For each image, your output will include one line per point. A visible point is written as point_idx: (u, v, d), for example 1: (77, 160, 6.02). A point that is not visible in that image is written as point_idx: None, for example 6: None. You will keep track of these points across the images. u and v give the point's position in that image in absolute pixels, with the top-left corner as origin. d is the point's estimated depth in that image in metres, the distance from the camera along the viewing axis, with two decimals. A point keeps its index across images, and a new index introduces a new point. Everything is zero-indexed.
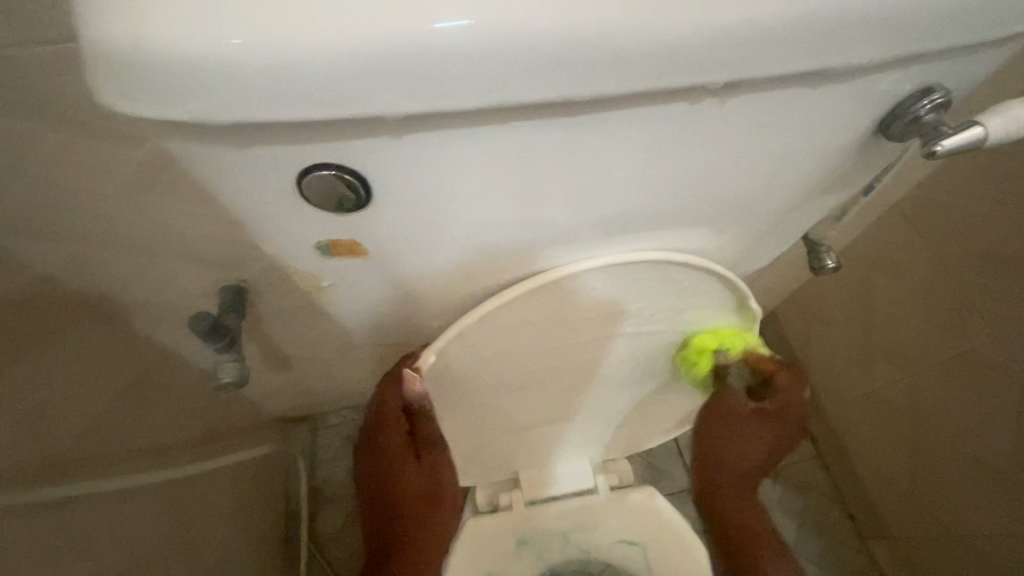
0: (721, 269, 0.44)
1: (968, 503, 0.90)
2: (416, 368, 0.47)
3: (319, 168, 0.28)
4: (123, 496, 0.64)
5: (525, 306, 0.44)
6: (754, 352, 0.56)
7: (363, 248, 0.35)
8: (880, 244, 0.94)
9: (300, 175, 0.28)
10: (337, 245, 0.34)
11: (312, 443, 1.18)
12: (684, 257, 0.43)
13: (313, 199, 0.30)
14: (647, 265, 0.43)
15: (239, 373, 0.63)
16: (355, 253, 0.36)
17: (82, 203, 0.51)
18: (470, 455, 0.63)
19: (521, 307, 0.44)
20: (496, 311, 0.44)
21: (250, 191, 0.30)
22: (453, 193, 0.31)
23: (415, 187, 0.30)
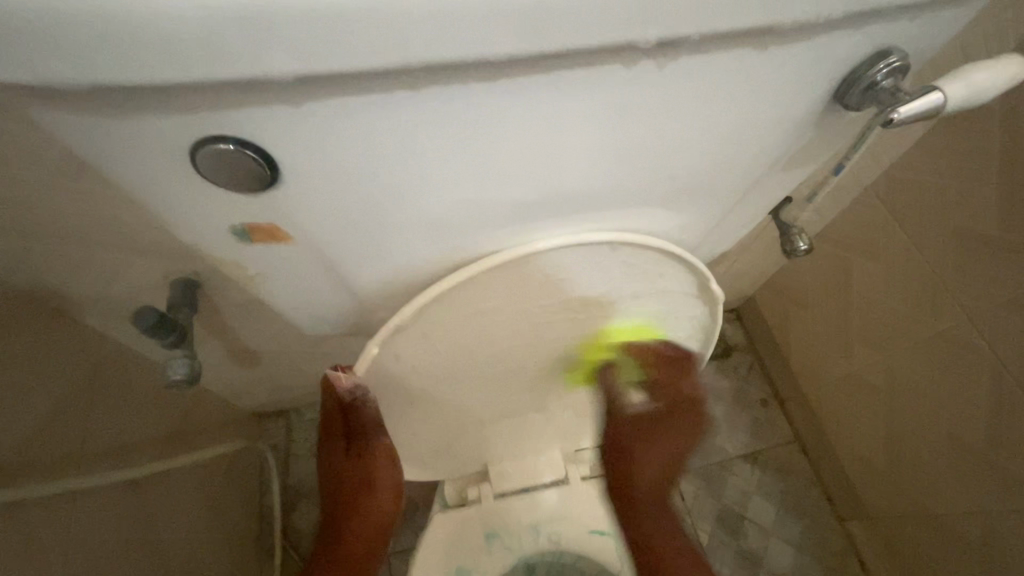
0: (680, 252, 0.43)
1: (939, 484, 0.91)
2: (356, 361, 0.45)
3: (217, 142, 0.26)
4: (73, 500, 0.61)
5: (476, 293, 0.42)
6: (718, 334, 0.54)
7: (286, 233, 0.34)
8: (856, 228, 0.93)
9: (195, 149, 0.26)
10: (257, 229, 0.33)
11: (286, 439, 1.15)
12: (639, 240, 0.40)
13: (217, 178, 0.28)
14: (602, 248, 0.41)
15: (189, 369, 0.61)
16: (278, 238, 0.34)
17: None
18: (435, 451, 0.61)
19: (470, 294, 0.42)
20: (445, 299, 0.41)
21: (150, 166, 0.28)
22: (368, 170, 0.29)
23: (327, 161, 0.28)
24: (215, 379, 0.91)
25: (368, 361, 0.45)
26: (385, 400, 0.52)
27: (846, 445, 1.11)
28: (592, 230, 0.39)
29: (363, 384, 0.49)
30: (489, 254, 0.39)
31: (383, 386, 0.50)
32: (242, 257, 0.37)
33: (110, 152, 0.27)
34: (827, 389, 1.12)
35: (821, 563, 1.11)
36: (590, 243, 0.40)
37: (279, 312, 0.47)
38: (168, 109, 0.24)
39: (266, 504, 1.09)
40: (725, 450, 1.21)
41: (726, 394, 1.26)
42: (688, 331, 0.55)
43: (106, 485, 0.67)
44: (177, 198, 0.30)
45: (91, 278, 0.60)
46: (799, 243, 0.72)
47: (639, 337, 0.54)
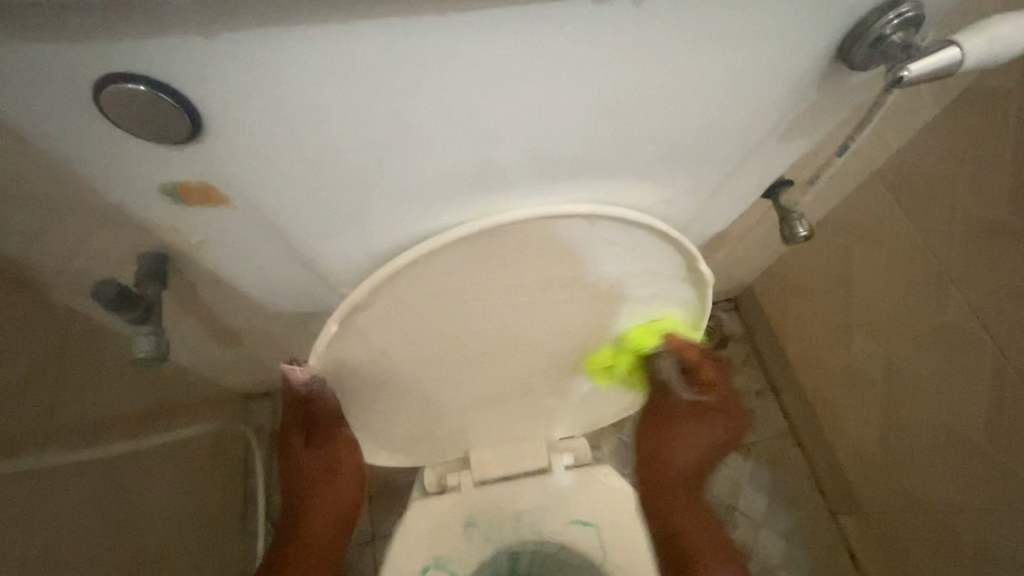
0: (667, 229, 0.40)
1: (932, 477, 0.89)
2: (316, 338, 0.42)
3: (125, 81, 0.24)
4: (43, 476, 0.60)
5: (446, 267, 0.39)
6: (706, 319, 0.52)
7: (222, 193, 0.32)
8: (860, 216, 0.90)
9: (99, 88, 0.24)
10: (191, 187, 0.32)
11: (272, 421, 1.14)
12: (622, 213, 0.38)
13: (132, 120, 0.26)
14: (581, 222, 0.38)
15: (156, 346, 0.58)
16: (215, 197, 0.33)
17: None
18: (410, 436, 0.59)
19: (439, 268, 0.39)
20: (413, 269, 0.39)
21: (65, 103, 0.26)
22: (309, 109, 0.27)
23: (265, 96, 0.26)
24: (197, 357, 0.89)
25: (329, 340, 0.42)
26: (352, 383, 0.49)
27: (839, 438, 1.09)
28: (568, 201, 0.37)
29: (328, 365, 0.46)
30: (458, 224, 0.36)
31: (351, 368, 0.47)
32: (185, 215, 0.35)
33: (36, 84, 0.25)
34: (823, 380, 1.10)
35: (809, 556, 1.10)
36: (568, 216, 0.37)
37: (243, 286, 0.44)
38: (100, 33, 0.22)
39: (251, 485, 1.08)
40: None
41: None
42: (676, 316, 0.52)
43: (79, 463, 0.65)
44: (107, 140, 0.29)
45: (54, 249, 0.57)
46: (799, 229, 0.69)
47: (624, 323, 0.51)
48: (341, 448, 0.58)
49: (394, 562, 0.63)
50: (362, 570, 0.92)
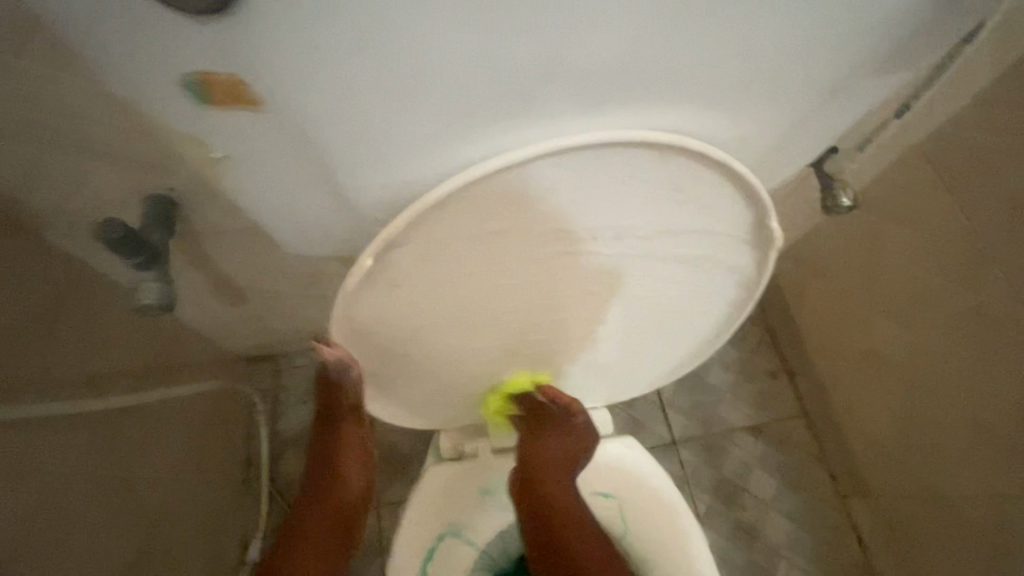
0: (746, 172, 0.36)
1: (952, 462, 0.87)
2: (346, 274, 0.38)
3: None
4: (42, 426, 0.58)
5: (494, 199, 0.36)
6: (760, 291, 0.48)
7: (251, 94, 0.29)
8: (892, 191, 0.86)
9: None
10: (216, 84, 0.28)
11: (274, 384, 1.11)
12: (695, 144, 0.34)
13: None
14: (650, 151, 0.35)
15: (163, 294, 0.55)
16: (242, 101, 0.29)
17: None
18: (431, 394, 0.56)
19: (487, 200, 0.36)
20: (459, 199, 0.35)
21: None
22: None
23: None
24: (201, 312, 0.86)
25: (359, 276, 0.38)
26: (375, 335, 0.45)
27: (855, 421, 1.06)
28: (640, 130, 0.34)
29: (354, 312, 0.42)
30: (515, 149, 0.33)
31: (378, 317, 0.43)
32: (200, 124, 0.32)
33: None
34: (841, 363, 1.07)
35: (817, 539, 1.09)
36: (638, 144, 0.34)
37: (257, 224, 0.41)
38: None
39: (253, 450, 1.05)
40: (728, 420, 1.18)
41: (733, 364, 1.22)
42: (729, 284, 0.48)
43: (78, 415, 0.63)
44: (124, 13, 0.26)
45: (58, 176, 0.55)
46: (842, 199, 0.66)
47: (672, 286, 0.48)
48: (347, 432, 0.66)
49: (407, 529, 0.61)
50: (367, 536, 0.90)
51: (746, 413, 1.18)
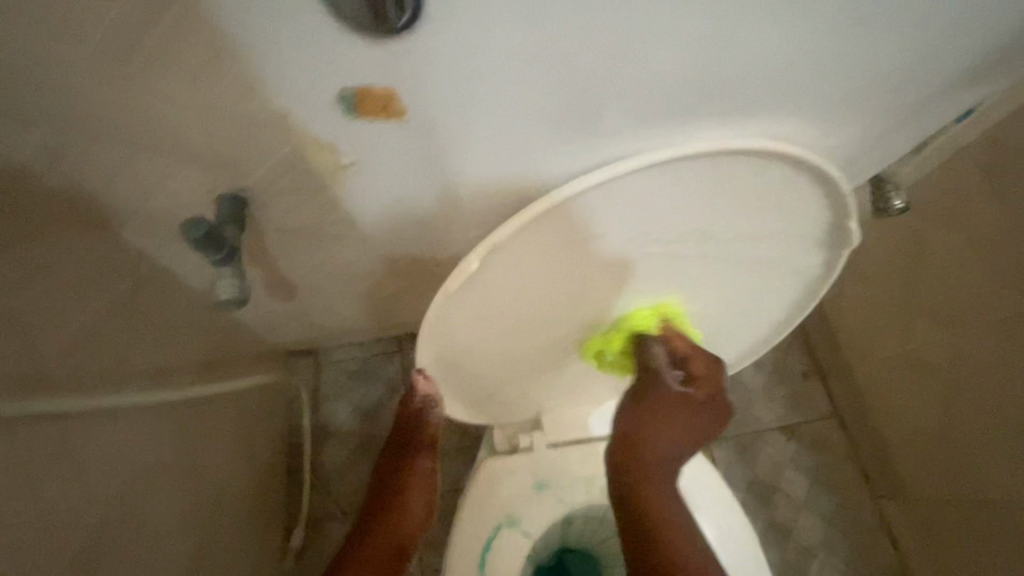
0: (846, 180, 0.37)
1: (991, 467, 0.87)
2: (450, 275, 0.39)
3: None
4: (120, 417, 0.60)
5: (598, 201, 0.38)
6: (826, 290, 0.48)
7: (400, 107, 0.43)
8: (937, 195, 0.86)
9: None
10: (376, 100, 0.43)
11: (315, 378, 1.13)
12: (801, 152, 0.35)
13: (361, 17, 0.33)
14: (754, 159, 0.36)
15: (239, 289, 0.58)
16: (391, 110, 0.44)
17: (52, 90, 0.45)
18: (496, 392, 0.57)
19: (592, 202, 0.38)
20: (562, 205, 0.37)
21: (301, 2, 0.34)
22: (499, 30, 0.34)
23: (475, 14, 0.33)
24: (254, 306, 0.89)
25: (461, 279, 0.39)
26: (456, 341, 0.46)
27: (891, 423, 1.06)
28: (750, 139, 0.35)
29: (444, 319, 0.43)
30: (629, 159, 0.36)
31: (465, 320, 0.44)
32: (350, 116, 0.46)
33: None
34: (877, 365, 1.07)
35: (850, 540, 1.10)
36: (746, 152, 0.36)
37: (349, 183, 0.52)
38: None
39: (297, 442, 1.08)
40: (761, 420, 1.18)
41: (766, 364, 1.22)
42: (795, 285, 0.49)
43: (152, 406, 0.66)
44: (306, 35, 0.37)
45: (140, 176, 0.57)
46: (894, 201, 0.66)
47: (741, 291, 0.49)
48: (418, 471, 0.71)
49: (466, 521, 0.64)
50: None
51: (779, 413, 1.18)
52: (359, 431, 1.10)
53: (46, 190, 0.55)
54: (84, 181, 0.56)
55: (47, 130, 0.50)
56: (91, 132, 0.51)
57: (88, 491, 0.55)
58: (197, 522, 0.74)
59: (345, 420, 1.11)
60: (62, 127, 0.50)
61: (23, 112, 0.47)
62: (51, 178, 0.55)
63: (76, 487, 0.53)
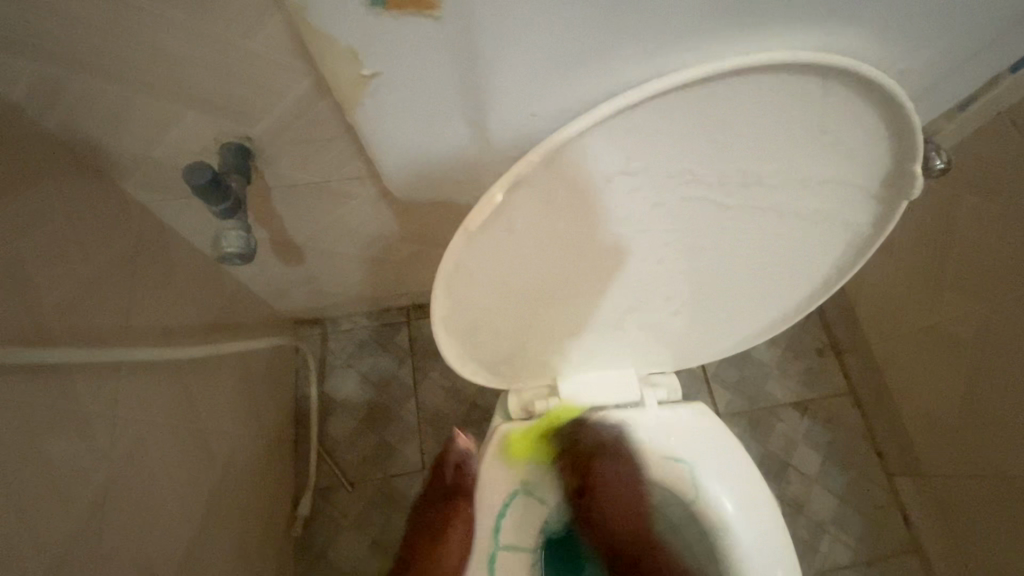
0: (910, 105, 0.34)
1: (1012, 442, 0.85)
2: (472, 209, 0.36)
3: None
4: (120, 374, 0.59)
5: (638, 126, 0.35)
6: (875, 251, 0.45)
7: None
8: (974, 161, 0.82)
9: None
10: None
11: (322, 347, 1.12)
12: (865, 69, 0.32)
13: None
14: (810, 77, 0.33)
15: (245, 242, 0.54)
16: (420, 6, 0.31)
17: (55, 17, 0.43)
18: (514, 350, 0.55)
19: (630, 127, 0.35)
20: (596, 132, 0.34)
21: None
22: None
23: None
24: (259, 270, 0.87)
25: (484, 214, 0.36)
26: (474, 290, 0.43)
27: (909, 399, 1.04)
28: (811, 55, 0.32)
29: (463, 265, 0.40)
30: (677, 72, 0.32)
31: (485, 269, 0.41)
32: (360, 45, 0.34)
33: None
34: (898, 340, 1.04)
35: (862, 517, 1.08)
36: (803, 68, 0.32)
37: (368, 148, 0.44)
38: None
39: (303, 412, 1.07)
40: (774, 396, 1.16)
41: (781, 340, 1.20)
42: (840, 243, 0.46)
43: (155, 363, 0.64)
44: None
45: (143, 120, 0.55)
46: (935, 160, 0.63)
47: (781, 248, 0.46)
48: (461, 512, 0.69)
49: (480, 493, 0.61)
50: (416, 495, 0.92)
51: (793, 390, 1.16)
52: (367, 401, 1.09)
53: (46, 132, 0.53)
54: (85, 123, 0.54)
55: (42, 61, 0.47)
56: (94, 67, 0.48)
57: (89, 445, 0.53)
58: (203, 483, 0.72)
59: (352, 390, 1.10)
60: (57, 58, 0.47)
61: (22, 42, 0.45)
62: (49, 118, 0.52)
63: (74, 443, 0.51)
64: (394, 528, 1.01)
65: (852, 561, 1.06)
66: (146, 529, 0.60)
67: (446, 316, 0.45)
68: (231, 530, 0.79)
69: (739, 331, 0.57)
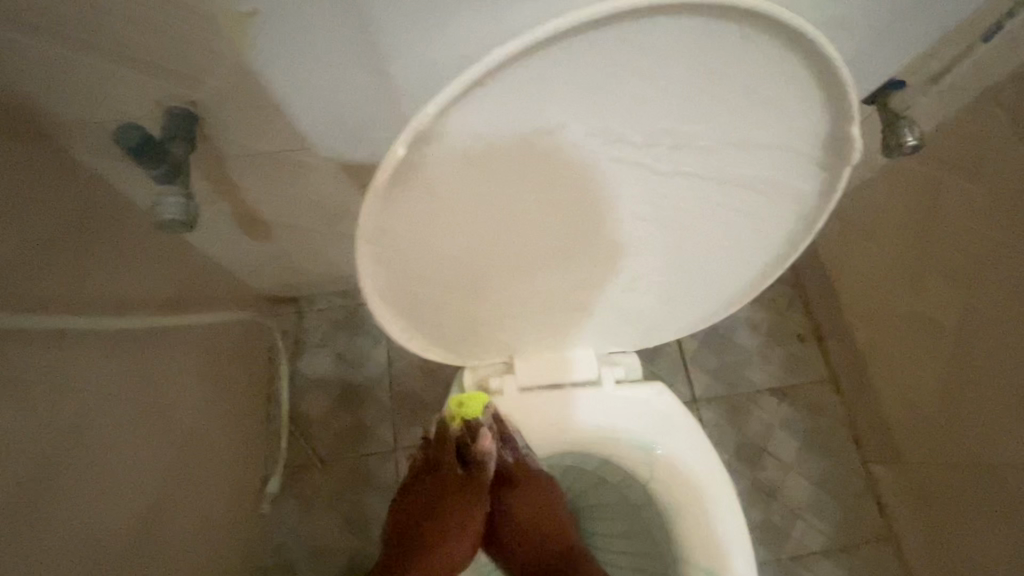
0: (831, 48, 0.33)
1: (990, 429, 0.83)
2: (378, 166, 0.35)
3: None
4: (66, 344, 0.58)
5: (551, 75, 0.33)
6: (825, 217, 0.44)
7: None
8: (960, 141, 0.79)
9: None
10: None
11: (297, 325, 1.11)
12: (780, 10, 0.31)
13: None
14: (726, 21, 0.31)
15: (182, 209, 0.55)
16: None
17: None
18: (463, 326, 0.54)
19: (543, 77, 0.33)
20: (502, 81, 0.33)
21: None
22: None
23: None
24: (224, 244, 0.85)
25: (388, 171, 0.35)
26: (400, 257, 0.42)
27: (889, 386, 1.03)
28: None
29: (382, 227, 0.39)
30: (579, 10, 0.30)
31: (407, 233, 0.40)
32: None
33: None
34: (880, 327, 1.02)
35: (838, 503, 1.08)
36: (715, 11, 0.31)
37: None
38: None
39: (275, 390, 1.06)
40: (754, 382, 1.15)
41: (763, 326, 1.18)
42: (788, 211, 0.44)
43: (105, 333, 0.63)
44: None
45: (81, 80, 0.53)
46: (907, 138, 0.60)
47: (728, 216, 0.44)
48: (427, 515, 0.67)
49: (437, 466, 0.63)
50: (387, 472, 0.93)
51: (772, 376, 1.15)
52: (342, 380, 1.08)
53: None
54: (20, 83, 0.52)
55: None
56: (19, 20, 0.46)
57: (30, 415, 0.52)
58: (161, 457, 0.72)
59: (326, 368, 1.09)
60: None
61: None
62: None
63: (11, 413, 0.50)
64: (368, 507, 1.01)
65: (824, 546, 1.05)
66: (92, 501, 0.60)
67: (379, 286, 0.44)
68: (193, 506, 0.78)
69: (696, 307, 0.56)
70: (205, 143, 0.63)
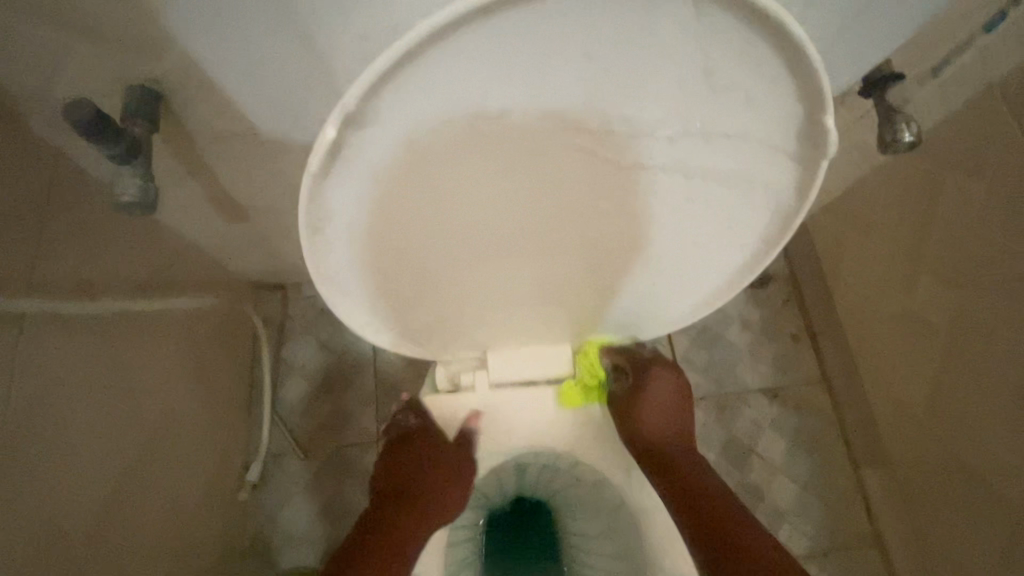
0: (793, 26, 0.30)
1: (981, 436, 0.81)
2: (311, 148, 0.33)
3: None
4: (35, 326, 0.56)
5: (488, 51, 0.31)
6: (804, 215, 0.42)
7: None
8: (962, 137, 0.76)
9: None
10: None
11: (281, 311, 1.09)
12: None
13: None
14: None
15: (143, 192, 0.54)
16: None
17: None
18: (427, 320, 0.52)
19: (480, 54, 0.31)
20: (437, 59, 0.31)
21: None
22: None
23: None
24: (201, 227, 0.84)
25: (322, 152, 0.34)
26: (348, 246, 0.41)
27: (881, 389, 1.00)
28: None
29: (325, 214, 0.38)
30: None
31: (353, 221, 0.39)
32: None
33: None
34: (874, 328, 1.00)
35: (824, 506, 1.06)
36: None
37: None
38: None
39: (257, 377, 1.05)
40: (744, 381, 1.13)
41: (754, 324, 1.15)
42: (761, 206, 0.42)
43: (74, 317, 0.61)
44: None
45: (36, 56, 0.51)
46: (903, 133, 0.58)
47: (695, 211, 0.42)
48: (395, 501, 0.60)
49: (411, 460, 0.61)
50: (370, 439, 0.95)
51: (763, 375, 1.13)
52: (325, 367, 1.07)
53: None
54: None
55: None
56: None
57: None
58: (134, 442, 0.71)
59: (308, 355, 1.08)
60: None
61: None
62: None
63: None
64: (347, 496, 1.01)
65: (809, 549, 1.04)
66: (60, 484, 0.59)
67: (331, 276, 0.43)
68: (167, 491, 0.77)
69: (671, 305, 0.54)
70: (172, 122, 0.60)
